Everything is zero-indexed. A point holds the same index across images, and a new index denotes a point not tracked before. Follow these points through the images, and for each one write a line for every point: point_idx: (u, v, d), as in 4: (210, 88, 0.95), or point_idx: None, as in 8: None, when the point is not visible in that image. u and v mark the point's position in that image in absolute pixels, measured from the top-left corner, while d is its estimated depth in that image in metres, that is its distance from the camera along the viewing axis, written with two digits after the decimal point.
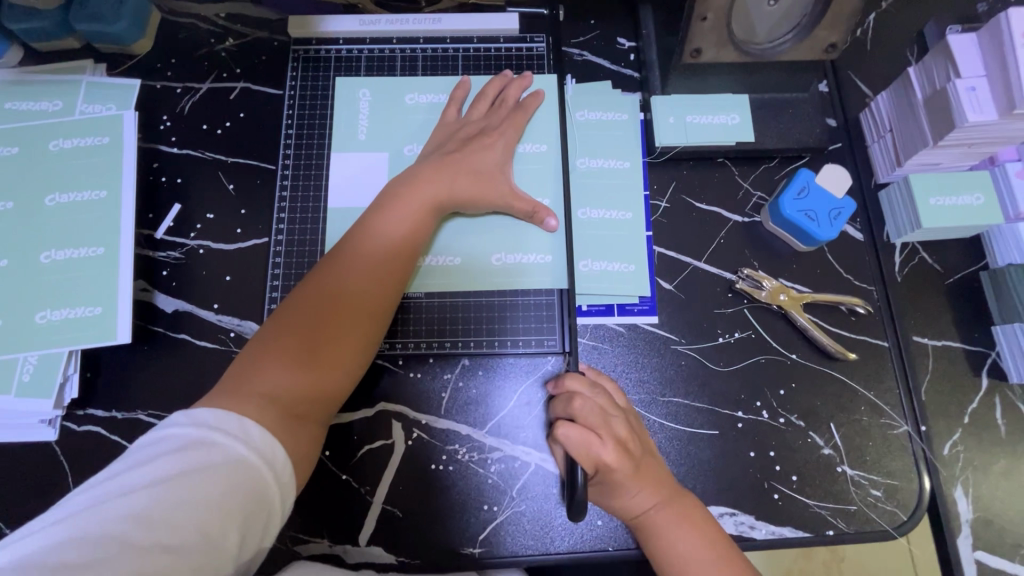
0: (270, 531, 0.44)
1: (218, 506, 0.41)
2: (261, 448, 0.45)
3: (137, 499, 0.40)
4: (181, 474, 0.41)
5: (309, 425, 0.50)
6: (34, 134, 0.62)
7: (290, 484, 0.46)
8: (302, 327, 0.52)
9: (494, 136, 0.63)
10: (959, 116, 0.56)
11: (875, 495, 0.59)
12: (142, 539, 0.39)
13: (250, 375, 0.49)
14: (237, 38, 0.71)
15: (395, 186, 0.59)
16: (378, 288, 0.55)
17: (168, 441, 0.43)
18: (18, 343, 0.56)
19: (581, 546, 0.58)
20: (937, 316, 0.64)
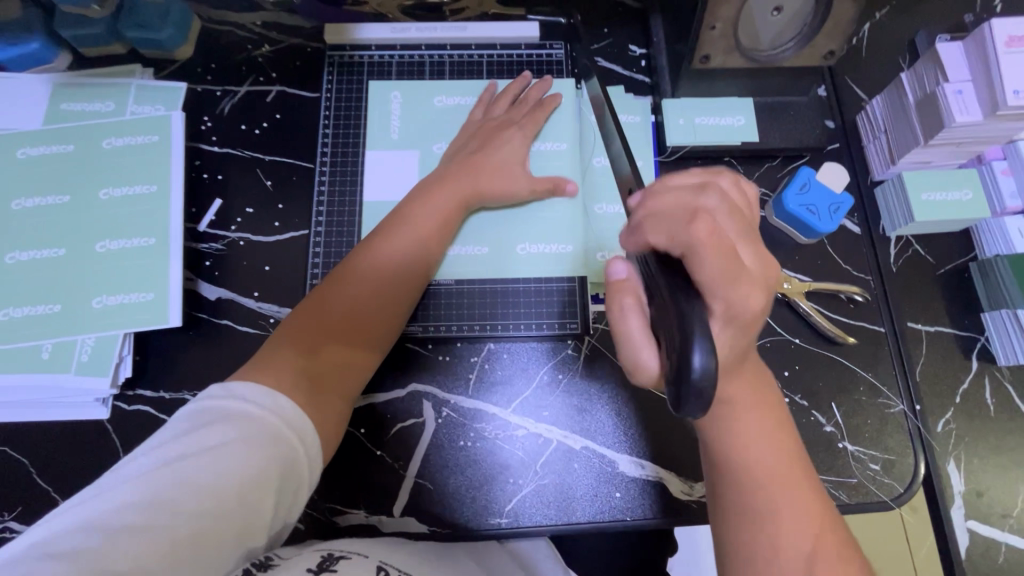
0: (300, 497, 0.48)
1: (256, 473, 0.44)
2: (293, 420, 0.48)
3: (179, 467, 0.42)
4: (218, 443, 0.44)
5: (336, 402, 0.54)
6: (88, 133, 0.67)
7: (319, 454, 0.49)
8: (333, 310, 0.56)
9: (514, 129, 0.68)
10: (947, 116, 0.61)
11: (874, 469, 0.63)
12: (189, 502, 0.41)
13: (284, 352, 0.53)
14: (273, 44, 0.76)
15: (423, 185, 0.64)
16: (403, 276, 0.60)
17: (201, 414, 0.46)
18: (76, 326, 0.61)
19: (601, 517, 0.62)
20: (930, 303, 0.68)
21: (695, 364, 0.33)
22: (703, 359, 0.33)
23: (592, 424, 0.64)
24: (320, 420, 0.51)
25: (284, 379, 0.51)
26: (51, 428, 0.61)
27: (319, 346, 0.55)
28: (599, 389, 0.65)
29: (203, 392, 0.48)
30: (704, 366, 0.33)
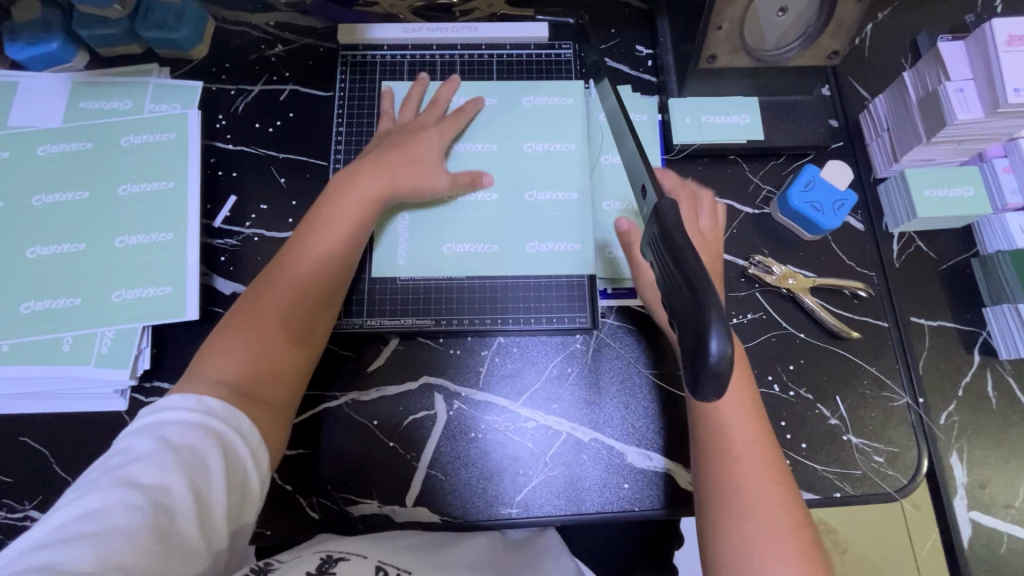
0: (251, 481, 0.49)
1: (197, 463, 0.45)
2: (224, 415, 0.49)
3: (122, 473, 0.44)
4: (158, 445, 0.45)
5: (269, 405, 0.54)
6: (106, 130, 0.68)
7: (259, 441, 0.50)
8: (252, 318, 0.57)
9: (425, 125, 0.68)
10: (949, 114, 0.63)
11: (877, 461, 0.64)
12: (137, 499, 0.42)
13: (206, 363, 0.54)
14: (285, 44, 0.77)
15: (338, 184, 0.64)
16: (326, 274, 0.60)
17: (139, 429, 0.47)
18: (96, 320, 0.62)
19: (610, 507, 0.63)
20: (933, 298, 0.70)
21: (711, 351, 0.32)
22: (718, 347, 0.32)
23: (601, 417, 0.65)
24: (256, 421, 0.52)
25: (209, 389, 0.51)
26: (71, 419, 0.62)
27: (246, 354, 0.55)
28: (608, 382, 0.66)
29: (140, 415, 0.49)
30: (720, 355, 0.32)
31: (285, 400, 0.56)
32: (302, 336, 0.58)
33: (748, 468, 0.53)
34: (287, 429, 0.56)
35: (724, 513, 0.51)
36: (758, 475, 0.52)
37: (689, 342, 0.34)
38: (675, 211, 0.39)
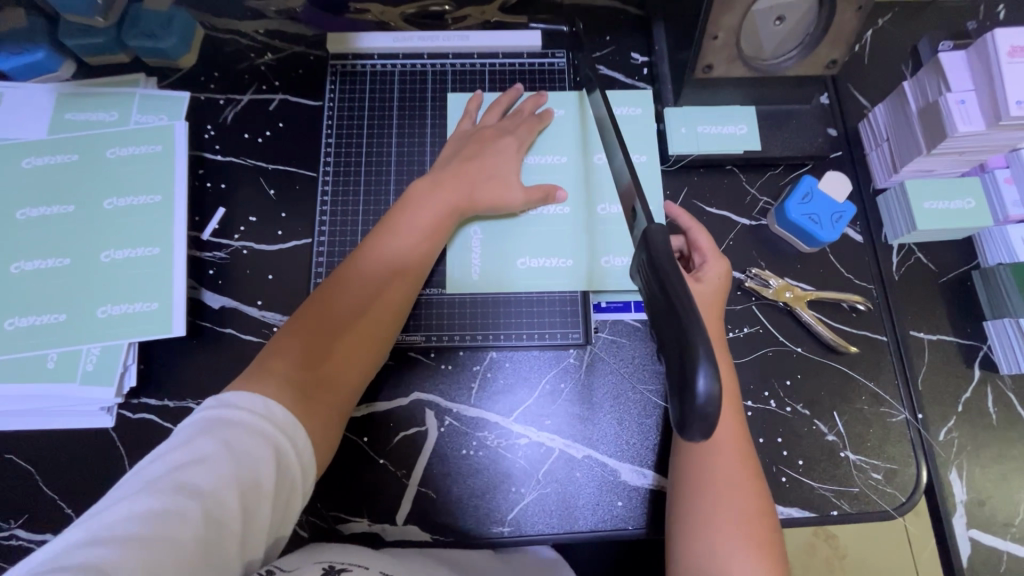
0: (294, 503, 0.49)
1: (254, 479, 0.45)
2: (285, 426, 0.49)
3: (180, 476, 0.43)
4: (220, 451, 0.45)
5: (325, 411, 0.54)
6: (92, 142, 0.67)
7: (311, 459, 0.50)
8: (322, 318, 0.57)
9: (508, 139, 0.68)
10: (950, 127, 0.61)
11: (875, 478, 0.63)
12: (194, 510, 0.42)
13: (276, 357, 0.54)
14: (275, 53, 0.76)
15: (416, 193, 0.64)
16: (398, 286, 0.60)
17: (202, 423, 0.47)
18: (79, 336, 0.61)
19: (603, 525, 0.62)
20: (933, 312, 0.68)
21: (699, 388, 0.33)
22: (706, 384, 0.33)
23: (595, 433, 0.64)
24: (311, 432, 0.52)
25: (277, 389, 0.51)
26: (57, 437, 0.62)
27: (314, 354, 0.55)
28: (601, 397, 0.65)
29: (201, 404, 0.49)
30: (708, 389, 0.33)
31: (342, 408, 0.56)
32: (369, 342, 0.58)
33: (727, 473, 0.53)
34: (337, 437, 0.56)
35: (694, 520, 0.52)
36: (733, 479, 0.53)
37: (675, 375, 0.34)
38: (664, 235, 0.40)
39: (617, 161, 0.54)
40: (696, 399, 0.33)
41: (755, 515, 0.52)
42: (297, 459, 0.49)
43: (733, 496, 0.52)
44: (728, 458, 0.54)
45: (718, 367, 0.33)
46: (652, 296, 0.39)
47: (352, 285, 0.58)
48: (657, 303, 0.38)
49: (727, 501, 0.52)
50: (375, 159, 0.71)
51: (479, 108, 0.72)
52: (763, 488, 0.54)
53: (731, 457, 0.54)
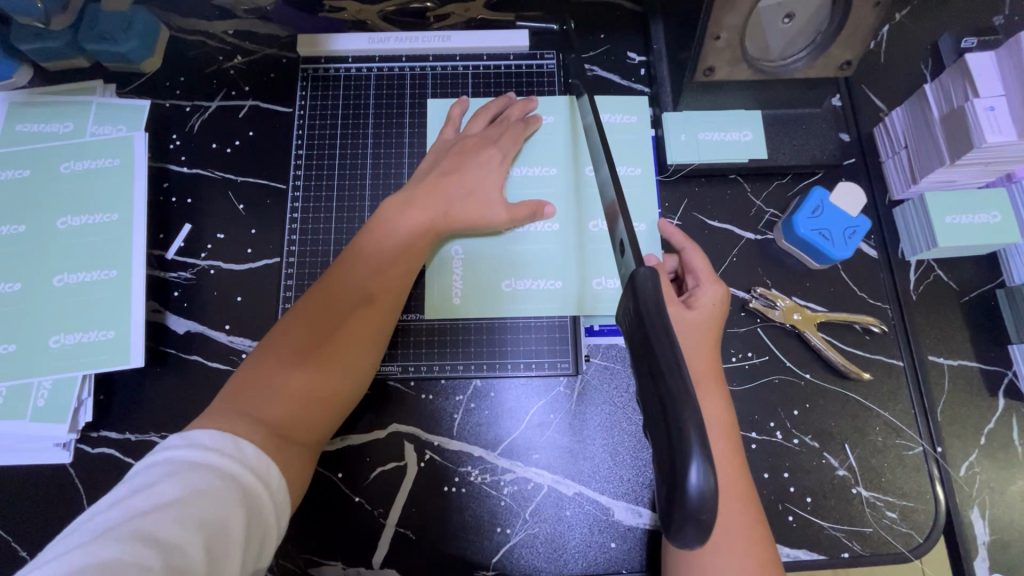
0: (266, 551, 0.43)
1: (223, 525, 0.40)
2: (255, 467, 0.44)
3: (139, 523, 0.38)
4: (184, 494, 0.40)
5: (298, 449, 0.49)
6: (47, 156, 0.63)
7: (285, 502, 0.45)
8: (293, 345, 0.52)
9: (492, 150, 0.63)
10: (977, 136, 0.56)
11: (890, 517, 0.58)
12: (153, 561, 0.36)
13: (241, 394, 0.49)
14: (245, 55, 0.71)
15: (389, 210, 0.59)
16: (376, 305, 0.55)
17: (166, 465, 0.42)
18: (32, 368, 0.57)
19: (594, 568, 0.57)
20: (953, 335, 0.63)
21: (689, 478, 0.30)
22: (699, 476, 0.30)
23: (586, 469, 0.59)
24: (285, 471, 0.47)
25: (240, 426, 0.46)
26: (10, 473, 0.57)
27: (283, 385, 0.50)
28: (593, 429, 0.60)
29: (161, 444, 0.44)
30: (700, 485, 0.30)
31: (313, 445, 0.51)
32: (346, 369, 0.53)
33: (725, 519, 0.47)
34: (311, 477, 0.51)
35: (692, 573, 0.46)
36: (733, 526, 0.47)
37: (663, 461, 0.31)
38: (653, 281, 0.37)
39: (603, 172, 0.49)
40: (687, 497, 0.30)
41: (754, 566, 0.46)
42: (270, 498, 0.44)
43: (733, 546, 0.46)
44: (728, 501, 0.47)
45: (713, 458, 0.30)
46: (636, 361, 0.36)
47: (324, 308, 0.54)
48: (642, 369, 0.35)
49: (724, 549, 0.46)
50: (349, 172, 0.66)
51: (464, 113, 0.67)
52: (766, 535, 0.48)
53: (731, 499, 0.47)
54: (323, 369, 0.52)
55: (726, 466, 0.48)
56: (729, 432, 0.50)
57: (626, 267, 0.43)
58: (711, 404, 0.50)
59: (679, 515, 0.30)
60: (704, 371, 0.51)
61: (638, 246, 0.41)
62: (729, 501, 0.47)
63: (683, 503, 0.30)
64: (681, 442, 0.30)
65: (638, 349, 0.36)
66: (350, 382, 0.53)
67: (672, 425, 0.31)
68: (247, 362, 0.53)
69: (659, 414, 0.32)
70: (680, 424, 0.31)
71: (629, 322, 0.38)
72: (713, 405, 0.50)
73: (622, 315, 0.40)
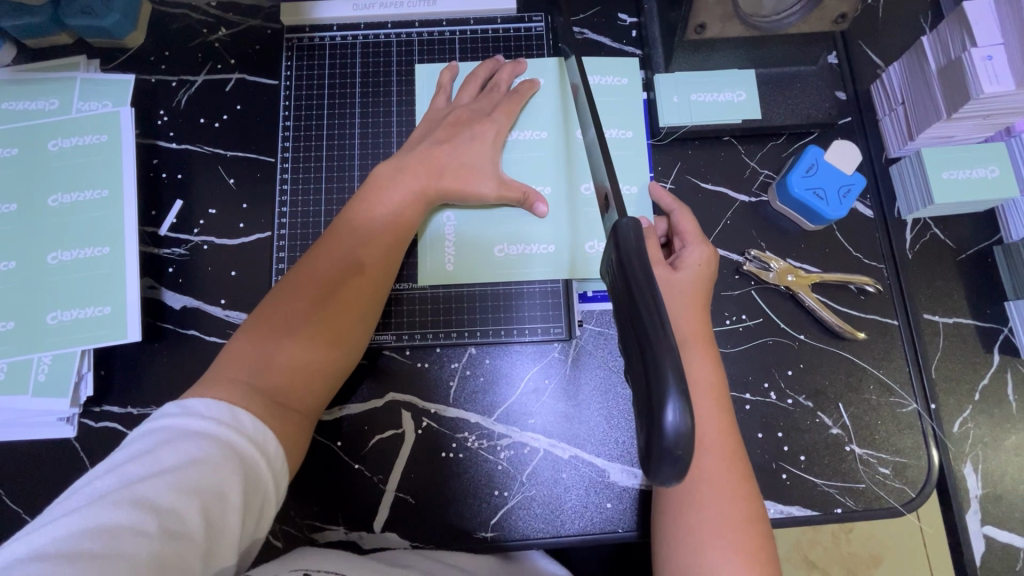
0: (266, 514, 0.45)
1: (219, 491, 0.41)
2: (252, 434, 0.45)
3: (135, 488, 0.39)
4: (178, 462, 0.41)
5: (293, 415, 0.50)
6: (33, 134, 0.62)
7: (284, 468, 0.46)
8: (282, 313, 0.52)
9: (481, 118, 0.62)
10: (975, 87, 0.55)
11: (883, 473, 0.59)
12: (150, 525, 0.38)
13: (233, 363, 0.50)
14: (229, 27, 0.69)
15: (379, 179, 0.59)
16: (366, 274, 0.55)
17: (162, 432, 0.43)
18: (31, 344, 0.58)
19: (592, 528, 0.58)
20: (949, 292, 0.63)
21: (667, 419, 0.31)
22: (677, 416, 0.30)
23: (582, 432, 0.60)
24: (281, 436, 0.48)
25: (234, 395, 0.47)
26: (16, 448, 0.59)
27: (275, 352, 0.51)
28: (588, 393, 0.61)
29: (156, 412, 0.45)
30: (677, 426, 0.30)
31: (308, 411, 0.52)
32: (336, 338, 0.53)
33: (713, 475, 0.47)
34: (307, 442, 0.52)
35: (677, 531, 0.47)
36: (723, 483, 0.47)
37: (643, 403, 0.32)
38: (635, 230, 0.37)
39: (591, 134, 0.48)
40: (664, 437, 0.31)
41: (741, 519, 0.46)
42: (266, 463, 0.45)
43: (721, 497, 0.47)
44: (716, 460, 0.48)
45: (689, 398, 0.31)
46: (621, 312, 0.36)
47: (313, 277, 0.54)
48: (625, 321, 0.35)
49: (712, 504, 0.47)
50: (338, 142, 0.66)
51: (455, 79, 0.66)
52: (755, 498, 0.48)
53: (719, 455, 0.48)
54: (313, 338, 0.52)
55: (713, 423, 0.49)
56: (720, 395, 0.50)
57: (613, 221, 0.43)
58: (703, 365, 0.50)
59: (656, 459, 0.31)
60: (693, 332, 0.51)
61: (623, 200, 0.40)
62: (716, 455, 0.48)
63: (661, 443, 0.31)
64: (659, 386, 0.31)
65: (621, 302, 0.36)
66: (342, 350, 0.54)
67: (652, 371, 0.31)
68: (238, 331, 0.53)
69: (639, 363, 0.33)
70: (659, 371, 0.31)
71: (614, 274, 0.37)
72: (706, 368, 0.50)
73: (607, 268, 0.40)
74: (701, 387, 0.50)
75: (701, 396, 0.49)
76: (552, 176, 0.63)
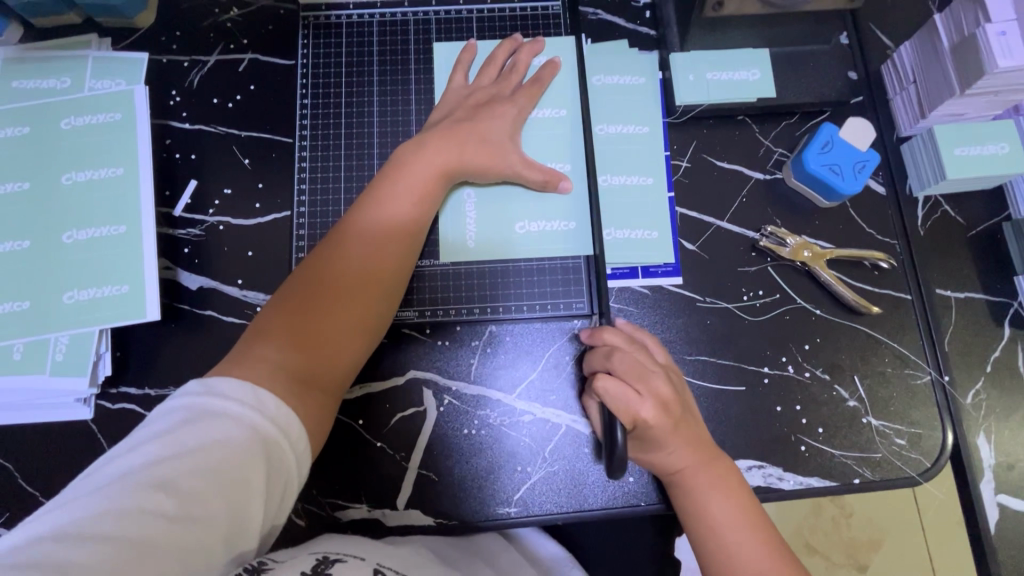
0: (289, 495, 0.45)
1: (240, 476, 0.41)
2: (274, 415, 0.44)
3: (159, 469, 0.40)
4: (198, 445, 0.41)
5: (319, 395, 0.50)
6: (45, 113, 0.62)
7: (307, 451, 0.46)
8: (303, 297, 0.52)
9: (502, 98, 0.62)
10: (989, 61, 0.56)
11: (899, 444, 0.60)
12: (171, 508, 0.39)
13: (257, 344, 0.49)
14: (242, 7, 0.69)
15: (401, 159, 0.58)
16: (387, 258, 0.55)
17: (184, 411, 0.43)
18: (47, 325, 0.57)
19: (614, 502, 0.59)
20: (960, 267, 0.64)
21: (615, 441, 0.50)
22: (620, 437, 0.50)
23: None
24: (306, 416, 0.47)
25: (256, 373, 0.46)
26: (32, 430, 0.58)
27: (297, 333, 0.50)
28: None
29: (181, 387, 0.44)
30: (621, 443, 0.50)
31: (334, 392, 0.52)
32: (360, 320, 0.53)
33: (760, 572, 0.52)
34: (332, 421, 0.52)
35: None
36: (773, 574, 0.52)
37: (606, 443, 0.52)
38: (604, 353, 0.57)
39: None
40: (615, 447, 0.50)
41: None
42: (289, 445, 0.45)
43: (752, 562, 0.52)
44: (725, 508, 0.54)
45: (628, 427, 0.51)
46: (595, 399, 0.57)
47: (333, 261, 0.53)
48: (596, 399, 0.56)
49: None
50: (356, 121, 0.66)
51: (474, 59, 0.66)
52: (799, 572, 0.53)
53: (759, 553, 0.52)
54: (335, 320, 0.52)
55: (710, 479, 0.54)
56: (739, 494, 0.54)
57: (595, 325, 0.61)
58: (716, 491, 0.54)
59: (612, 469, 0.49)
60: (698, 461, 0.54)
61: None
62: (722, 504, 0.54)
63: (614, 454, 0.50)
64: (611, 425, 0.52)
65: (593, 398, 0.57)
66: (365, 331, 0.54)
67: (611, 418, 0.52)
68: (261, 314, 0.53)
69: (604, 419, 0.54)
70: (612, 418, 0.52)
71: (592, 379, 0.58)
72: (709, 485, 0.54)
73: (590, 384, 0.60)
74: (719, 505, 0.54)
75: (728, 513, 0.53)
76: (569, 155, 0.64)
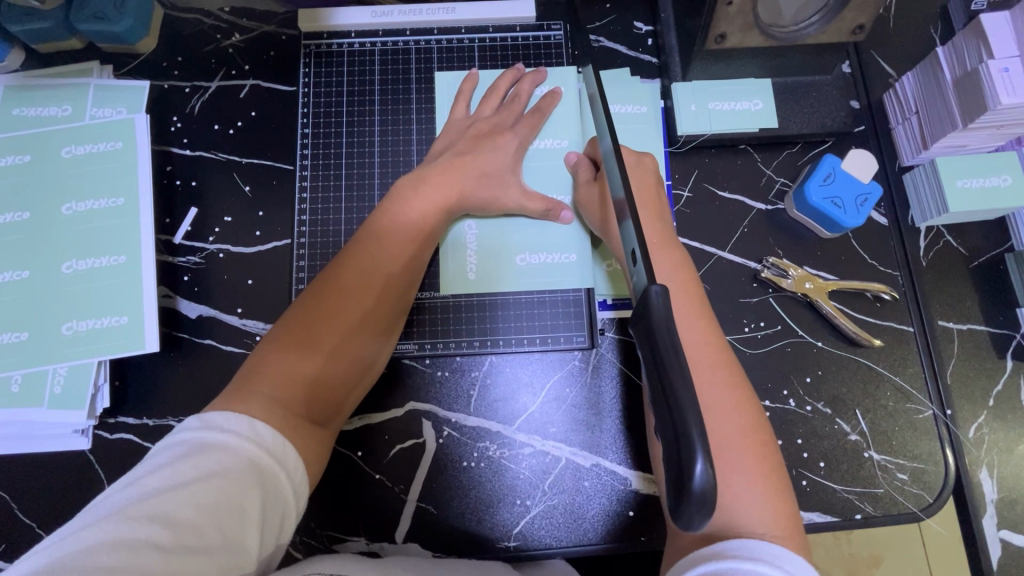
0: (286, 529, 0.43)
1: (238, 507, 0.39)
2: (272, 447, 0.43)
3: (153, 503, 0.37)
4: (198, 476, 0.39)
5: (314, 428, 0.49)
6: (47, 142, 0.62)
7: (304, 484, 0.45)
8: (302, 324, 0.51)
9: (504, 130, 0.62)
10: (992, 98, 0.56)
11: (901, 478, 0.60)
12: (167, 540, 0.36)
13: (254, 374, 0.48)
14: (244, 33, 0.68)
15: (402, 190, 0.58)
16: (388, 284, 0.55)
17: (181, 446, 0.41)
18: (46, 355, 0.57)
19: (615, 536, 0.58)
20: (963, 299, 0.64)
21: (695, 474, 0.31)
22: (703, 471, 0.30)
23: (603, 441, 0.60)
24: (303, 451, 0.46)
25: (255, 406, 0.45)
26: (29, 461, 0.58)
27: (295, 361, 0.49)
28: (608, 402, 0.61)
29: (178, 424, 0.43)
30: (704, 478, 0.30)
31: (326, 426, 0.51)
32: (358, 348, 0.53)
33: (742, 492, 0.44)
34: (326, 456, 0.51)
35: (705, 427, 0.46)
36: (763, 504, 0.43)
37: (671, 455, 0.32)
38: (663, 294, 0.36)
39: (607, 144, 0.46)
40: (691, 489, 0.31)
41: (784, 535, 0.42)
42: (285, 476, 0.43)
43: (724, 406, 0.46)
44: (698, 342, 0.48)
45: (712, 452, 0.31)
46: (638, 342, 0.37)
47: (335, 288, 0.53)
48: (642, 348, 0.36)
49: (745, 520, 0.42)
50: (357, 149, 0.66)
51: (476, 89, 0.66)
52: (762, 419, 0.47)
53: (751, 475, 0.44)
54: (335, 349, 0.51)
55: (692, 315, 0.49)
56: (762, 439, 0.46)
57: (639, 279, 0.40)
58: (721, 387, 0.47)
59: (682, 503, 0.31)
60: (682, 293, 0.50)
61: (648, 253, 0.38)
62: (701, 346, 0.48)
63: (688, 492, 0.31)
64: (686, 439, 0.31)
65: (649, 374, 0.35)
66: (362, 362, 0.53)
67: (678, 424, 0.32)
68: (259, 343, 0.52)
69: (665, 415, 0.33)
70: (686, 429, 0.31)
71: (633, 319, 0.37)
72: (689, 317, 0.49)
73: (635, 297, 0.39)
74: (726, 406, 0.46)
75: (729, 423, 0.46)
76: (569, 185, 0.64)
